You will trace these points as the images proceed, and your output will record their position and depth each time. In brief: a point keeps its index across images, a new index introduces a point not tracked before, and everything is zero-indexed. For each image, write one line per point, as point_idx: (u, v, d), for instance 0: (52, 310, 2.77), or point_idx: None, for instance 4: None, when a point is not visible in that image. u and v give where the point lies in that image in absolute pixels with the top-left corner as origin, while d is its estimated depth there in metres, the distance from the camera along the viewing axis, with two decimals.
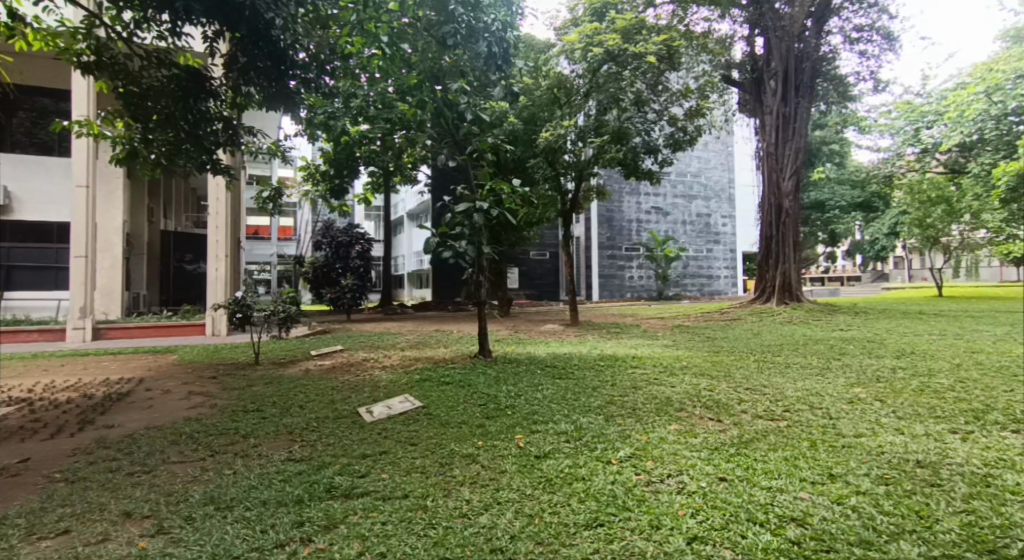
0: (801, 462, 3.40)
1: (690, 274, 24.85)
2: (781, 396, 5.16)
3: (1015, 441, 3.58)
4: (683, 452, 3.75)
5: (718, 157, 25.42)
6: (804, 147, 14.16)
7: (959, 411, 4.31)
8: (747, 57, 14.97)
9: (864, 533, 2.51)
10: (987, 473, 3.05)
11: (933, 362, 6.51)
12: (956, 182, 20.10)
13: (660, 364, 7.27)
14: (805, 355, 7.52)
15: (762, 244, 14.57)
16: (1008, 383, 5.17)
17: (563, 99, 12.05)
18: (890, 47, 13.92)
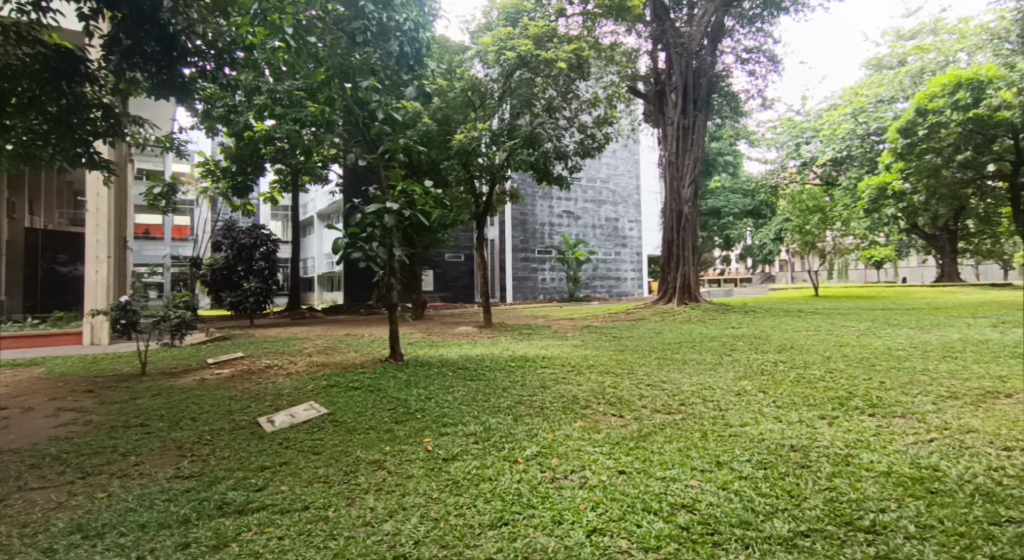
0: (693, 452, 3.63)
1: (599, 276, 25.81)
2: (678, 391, 5.49)
3: (871, 423, 4.03)
4: (586, 448, 3.88)
5: (625, 164, 26.58)
6: (701, 156, 15.14)
7: (827, 398, 4.80)
8: (651, 70, 15.83)
9: (744, 514, 2.72)
10: (847, 453, 3.41)
11: (807, 355, 7.23)
12: (830, 193, 22.41)
13: (569, 363, 7.47)
14: (699, 352, 8.06)
15: (664, 248, 15.37)
16: (865, 372, 5.85)
17: (477, 102, 12.11)
18: (775, 68, 15.28)
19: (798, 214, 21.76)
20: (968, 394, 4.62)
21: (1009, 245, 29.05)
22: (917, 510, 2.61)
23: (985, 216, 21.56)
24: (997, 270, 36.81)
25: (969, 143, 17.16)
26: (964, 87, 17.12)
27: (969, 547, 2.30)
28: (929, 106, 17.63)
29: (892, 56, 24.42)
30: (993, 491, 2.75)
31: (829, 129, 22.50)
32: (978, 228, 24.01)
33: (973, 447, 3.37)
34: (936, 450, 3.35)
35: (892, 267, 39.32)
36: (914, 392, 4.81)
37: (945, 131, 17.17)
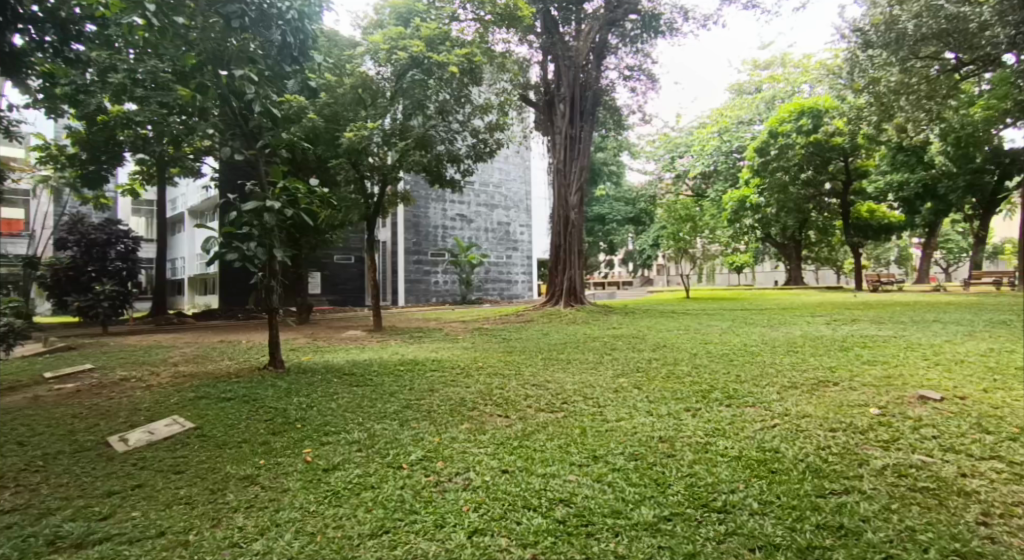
0: (572, 448, 3.80)
1: (491, 279, 26.15)
2: (561, 390, 5.71)
3: (727, 413, 4.47)
4: (471, 449, 3.91)
5: (518, 170, 27.02)
6: (587, 165, 15.85)
7: (692, 392, 5.25)
8: (540, 80, 16.33)
9: (615, 504, 2.89)
10: (706, 441, 3.74)
11: (677, 352, 7.83)
12: (700, 203, 24.46)
13: (458, 366, 7.48)
14: (582, 351, 8.44)
15: (552, 253, 15.88)
16: (725, 367, 6.47)
17: (368, 101, 11.66)
18: (653, 86, 16.40)
19: (671, 223, 22.12)
20: (805, 383, 5.28)
21: (840, 252, 33.64)
22: (760, 489, 2.92)
23: (823, 228, 24.73)
24: (831, 275, 42.51)
25: (811, 162, 20.48)
26: (805, 115, 20.01)
27: (800, 517, 2.60)
28: (779, 130, 20.55)
29: (750, 83, 27.30)
30: (820, 467, 3.15)
31: (698, 145, 25.99)
32: (818, 238, 27.48)
33: (806, 429, 3.85)
34: (777, 434, 3.78)
35: (750, 271, 43.87)
36: (763, 383, 5.40)
37: (790, 152, 20.25)
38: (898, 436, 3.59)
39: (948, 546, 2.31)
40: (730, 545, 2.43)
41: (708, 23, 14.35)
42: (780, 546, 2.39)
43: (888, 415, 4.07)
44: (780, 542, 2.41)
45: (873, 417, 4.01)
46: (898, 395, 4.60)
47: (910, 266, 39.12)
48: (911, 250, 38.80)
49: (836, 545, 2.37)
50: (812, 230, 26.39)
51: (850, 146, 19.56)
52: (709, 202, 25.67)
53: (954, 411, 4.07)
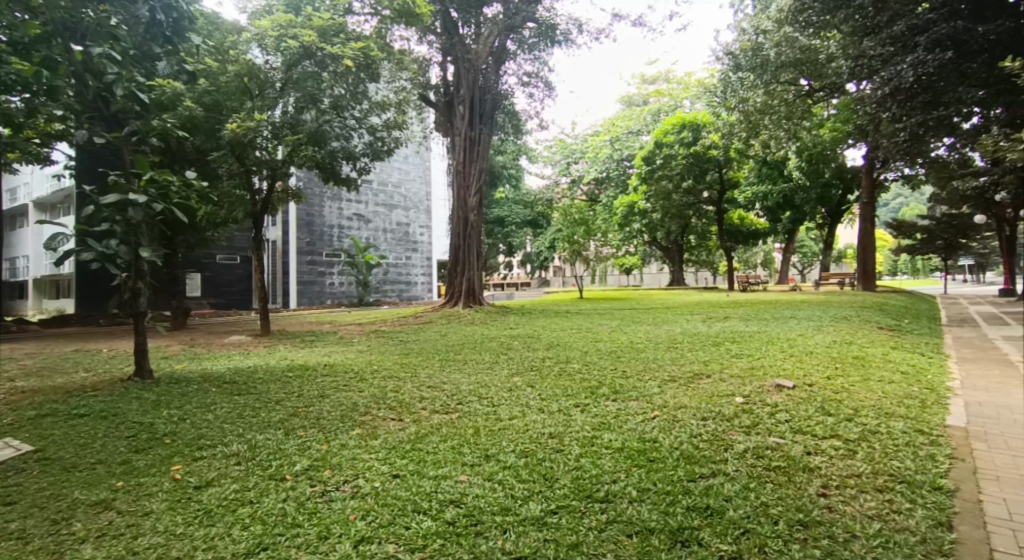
0: (465, 448, 3.81)
1: (390, 281, 25.52)
2: (456, 391, 5.70)
3: (613, 407, 4.70)
4: (361, 455, 3.79)
5: (417, 170, 26.55)
6: (485, 167, 15.95)
7: (582, 388, 5.46)
8: (440, 81, 16.22)
9: (504, 502, 2.93)
10: (593, 435, 3.92)
11: (570, 351, 8.10)
12: (593, 207, 25.55)
13: (351, 370, 7.22)
14: (479, 352, 8.45)
15: (451, 255, 15.82)
16: (613, 363, 6.80)
17: (254, 91, 10.72)
18: (550, 94, 16.84)
19: (566, 225, 22.64)
20: (683, 376, 5.71)
21: (716, 256, 36.64)
22: (639, 478, 3.10)
23: (701, 233, 26.81)
24: (708, 276, 46.28)
25: (691, 172, 21.99)
26: (686, 128, 21.66)
27: (673, 501, 2.79)
28: (664, 141, 22.08)
29: (639, 96, 29.72)
30: (692, 454, 3.41)
31: (592, 151, 27.91)
32: (697, 242, 29.78)
33: (681, 419, 4.15)
34: (656, 425, 4.05)
35: (637, 273, 46.61)
36: (646, 378, 5.75)
37: (674, 162, 21.82)
38: (758, 421, 3.98)
39: (794, 517, 2.58)
40: (610, 533, 2.53)
41: (601, 36, 15.04)
42: (654, 529, 2.54)
43: (750, 403, 4.50)
44: (653, 526, 2.56)
45: (737, 405, 4.42)
46: (759, 384, 5.10)
47: (773, 269, 43.55)
48: (773, 254, 43.26)
49: (702, 524, 2.56)
50: (692, 235, 28.51)
51: (724, 159, 21.54)
52: (601, 207, 26.85)
53: (803, 397, 4.60)
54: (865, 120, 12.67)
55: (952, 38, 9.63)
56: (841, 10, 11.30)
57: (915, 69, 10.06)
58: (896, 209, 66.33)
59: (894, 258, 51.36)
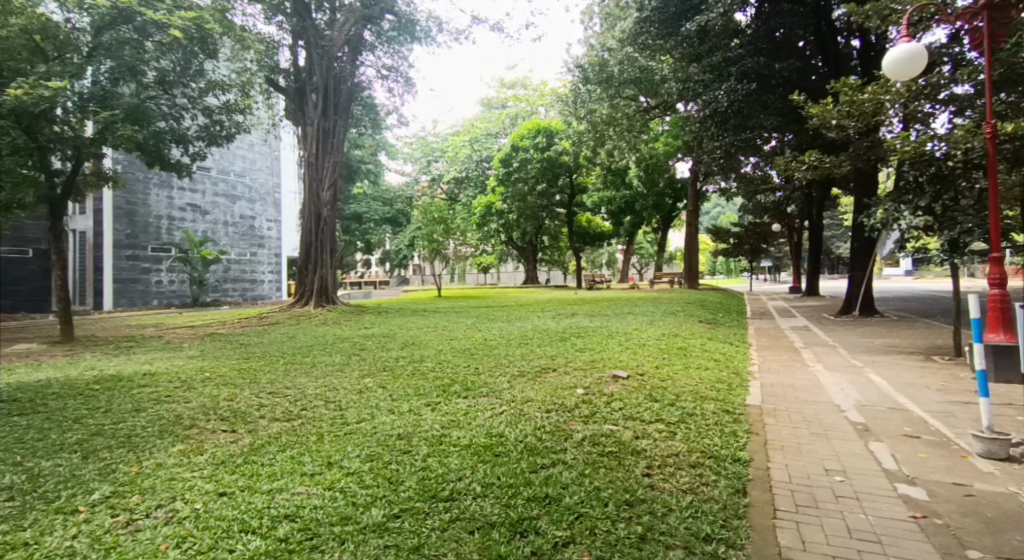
0: (304, 458, 3.56)
1: (231, 279, 23.16)
2: (300, 396, 5.32)
3: (463, 404, 4.73)
4: (181, 475, 3.37)
5: (263, 159, 24.52)
6: (340, 161, 15.20)
7: (435, 387, 5.43)
8: (291, 66, 15.10)
9: (344, 511, 2.77)
10: (442, 434, 3.90)
11: (425, 350, 8.03)
12: (453, 206, 25.58)
13: (177, 379, 6.40)
14: (329, 354, 7.99)
15: (301, 251, 14.85)
16: (467, 361, 6.85)
17: (51, 53, 9.21)
18: (410, 90, 16.37)
19: (425, 223, 22.29)
20: (531, 370, 5.97)
21: (567, 256, 38.80)
22: (484, 473, 3.14)
23: (554, 234, 28.20)
24: (559, 275, 48.99)
25: (544, 175, 23.39)
26: (541, 133, 23.22)
27: (514, 494, 2.87)
28: (520, 145, 23.20)
29: (499, 99, 30.94)
30: (535, 446, 3.55)
31: (453, 152, 28.47)
32: (550, 243, 31.32)
33: (527, 412, 4.31)
34: (503, 420, 4.15)
35: (495, 272, 47.88)
36: (497, 374, 5.89)
37: (529, 165, 23.12)
38: (595, 411, 4.27)
39: (622, 498, 2.78)
40: (452, 532, 2.51)
41: (460, 37, 15.09)
42: (495, 523, 2.57)
43: (590, 393, 4.82)
44: (494, 521, 2.59)
45: (578, 396, 4.69)
46: (598, 375, 5.48)
47: (616, 269, 47.44)
48: (616, 255, 47.08)
49: (540, 514, 2.65)
50: (545, 236, 29.86)
51: (573, 165, 23.20)
52: (460, 206, 27.05)
53: (635, 385, 5.04)
54: (690, 137, 14.23)
55: (756, 72, 11.30)
56: (672, 37, 12.59)
57: (729, 95, 11.55)
58: (716, 217, 75.86)
59: (713, 260, 58.66)
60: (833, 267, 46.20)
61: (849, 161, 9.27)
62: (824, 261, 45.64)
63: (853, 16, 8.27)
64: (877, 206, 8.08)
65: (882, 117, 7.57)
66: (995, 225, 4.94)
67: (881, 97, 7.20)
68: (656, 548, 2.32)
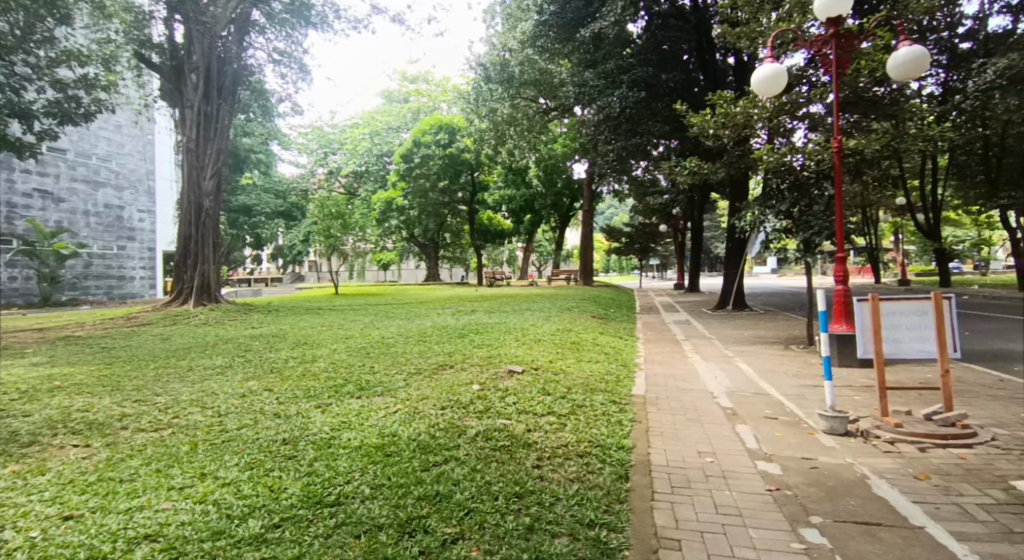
0: (172, 471, 3.26)
1: (93, 275, 20.72)
2: (172, 403, 4.87)
3: (356, 404, 4.58)
4: (16, 499, 2.94)
5: (134, 143, 22.08)
6: (224, 149, 14.12)
7: (326, 388, 5.20)
8: (166, 41, 13.75)
9: (216, 525, 2.56)
10: (331, 436, 3.74)
11: (318, 349, 7.68)
12: (352, 200, 24.62)
13: (18, 390, 5.58)
14: (211, 356, 7.43)
15: (178, 245, 13.63)
16: (362, 360, 6.63)
17: None
18: (304, 77, 15.44)
19: (321, 218, 21.31)
20: (427, 368, 5.90)
21: (470, 253, 38.82)
22: (374, 474, 3.05)
23: (456, 231, 28.07)
24: (461, 272, 49.13)
25: (446, 172, 23.55)
26: (443, 130, 23.26)
27: (405, 493, 2.81)
28: (422, 140, 23.21)
29: (400, 93, 30.46)
30: (428, 443, 3.51)
31: (351, 145, 27.63)
32: (452, 240, 31.20)
33: (421, 410, 4.25)
34: (397, 419, 4.06)
35: (397, 269, 46.99)
36: (393, 372, 5.76)
37: (431, 161, 23.10)
38: (489, 406, 4.31)
39: (511, 490, 2.83)
40: (337, 538, 2.41)
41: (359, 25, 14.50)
42: (383, 525, 2.50)
43: (485, 389, 4.86)
44: (382, 523, 2.52)
45: (474, 392, 4.71)
46: (494, 370, 5.55)
47: (517, 266, 48.41)
48: (517, 253, 48.03)
49: (430, 512, 2.61)
50: (447, 233, 29.70)
51: (475, 162, 23.65)
52: (359, 200, 26.21)
53: (529, 380, 5.15)
54: (586, 140, 14.72)
55: (645, 81, 12.06)
56: (569, 42, 13.01)
57: (622, 101, 12.10)
58: (610, 217, 79.79)
59: (607, 258, 61.60)
60: (713, 266, 50.41)
61: (723, 168, 10.09)
62: (705, 259, 49.69)
63: (727, 35, 9.00)
64: (747, 210, 8.84)
65: (751, 129, 8.30)
66: (840, 228, 5.57)
67: (749, 111, 7.99)
68: (543, 538, 2.37)
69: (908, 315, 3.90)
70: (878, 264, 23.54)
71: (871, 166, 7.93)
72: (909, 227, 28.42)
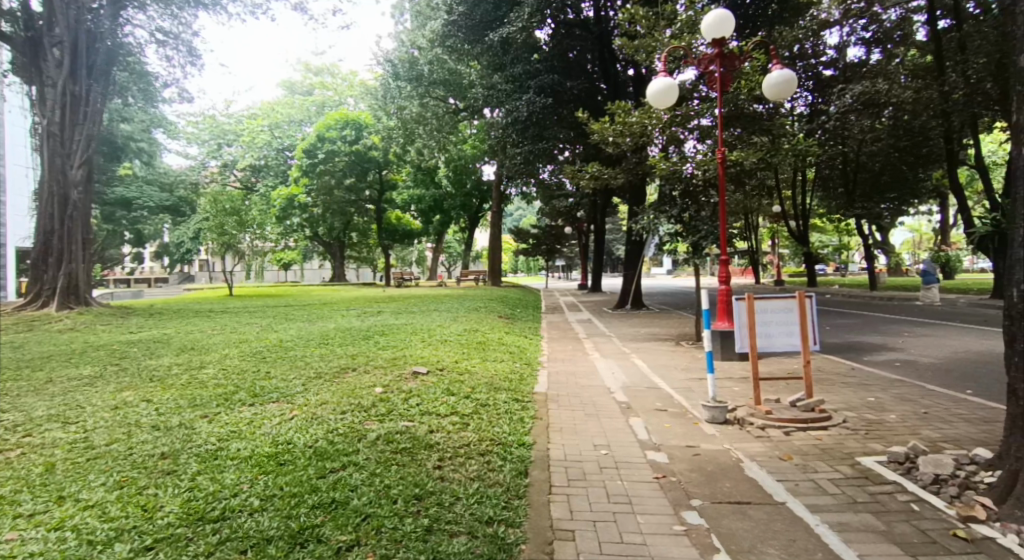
0: (22, 496, 2.89)
1: None
2: (25, 420, 4.32)
3: (248, 412, 4.32)
4: None
5: None
6: (95, 135, 12.75)
7: (214, 396, 4.85)
8: (21, 10, 12.23)
9: (76, 552, 2.30)
10: (217, 447, 3.50)
11: (206, 355, 7.16)
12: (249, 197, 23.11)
13: None
14: (77, 365, 6.66)
15: (38, 242, 12.14)
16: (256, 365, 6.24)
17: None
18: (192, 61, 14.29)
19: (213, 214, 19.86)
20: (328, 372, 5.68)
21: (377, 254, 37.90)
22: (264, 485, 2.90)
23: (363, 231, 27.24)
24: (369, 273, 47.86)
25: (352, 170, 22.91)
26: (349, 125, 22.60)
27: (297, 503, 2.69)
28: (326, 135, 22.43)
29: (302, 85, 29.28)
30: (325, 450, 3.39)
31: (248, 137, 26.03)
32: (358, 241, 30.26)
33: (319, 416, 4.10)
34: (292, 425, 3.89)
35: (299, 269, 44.92)
36: (291, 377, 5.49)
37: (336, 157, 22.36)
38: (392, 408, 4.24)
39: (411, 492, 2.80)
40: (219, 555, 2.25)
41: None
42: (272, 538, 2.37)
43: (388, 391, 4.76)
44: (272, 535, 2.39)
45: (376, 395, 4.61)
46: (398, 372, 5.46)
47: (425, 266, 47.95)
48: (426, 254, 47.60)
49: (324, 520, 2.52)
50: (352, 233, 28.77)
51: (383, 161, 23.17)
52: (256, 196, 24.76)
53: (434, 381, 5.11)
54: (495, 142, 14.82)
55: (551, 87, 12.53)
56: (478, 44, 13.06)
57: (529, 105, 12.38)
58: (519, 219, 81.32)
59: (515, 258, 62.60)
60: (615, 267, 52.83)
61: (623, 174, 10.52)
62: (608, 261, 51.99)
63: (626, 48, 9.44)
64: (643, 214, 9.31)
65: (647, 138, 8.80)
66: (723, 233, 6.03)
67: (645, 121, 8.54)
68: (440, 538, 2.37)
69: (778, 311, 4.31)
70: (758, 266, 25.79)
71: (750, 177, 8.67)
72: (784, 234, 31.40)
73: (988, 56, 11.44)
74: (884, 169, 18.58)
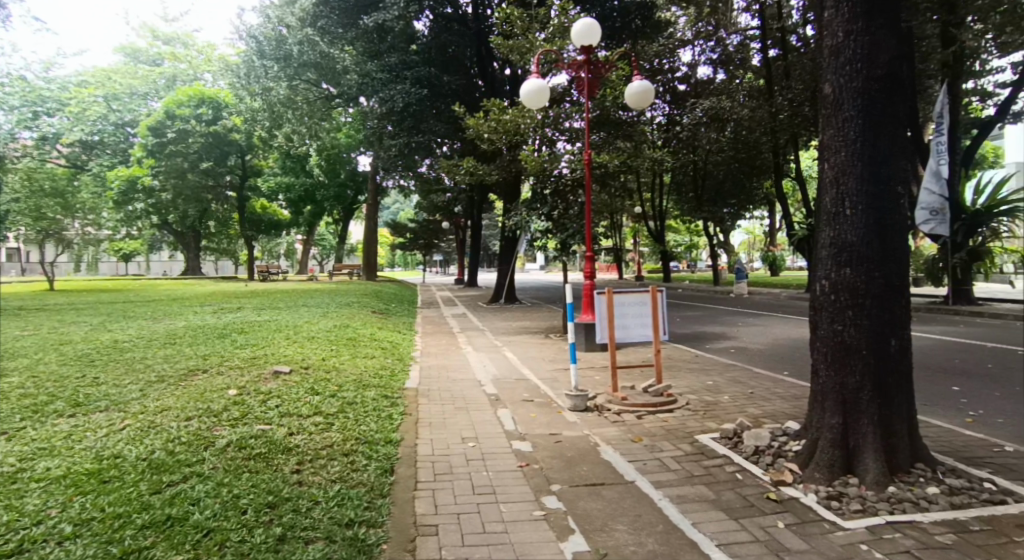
0: None
1: None
2: None
3: (64, 425, 3.75)
4: None
5: None
6: None
7: (20, 409, 4.14)
8: None
9: None
10: (18, 469, 2.99)
11: (14, 360, 6.10)
12: (75, 177, 20.12)
13: None
14: None
15: None
16: (80, 370, 5.44)
17: None
18: None
19: (28, 194, 16.98)
20: (173, 375, 5.11)
21: (239, 246, 35.10)
22: (79, 508, 2.53)
23: (222, 220, 25.02)
24: (228, 266, 44.09)
25: (210, 153, 20.73)
26: (205, 104, 20.76)
27: (122, 526, 2.37)
28: (177, 112, 20.36)
29: (148, 52, 26.31)
30: (161, 462, 3.05)
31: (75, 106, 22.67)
32: (216, 230, 27.78)
33: (158, 424, 3.68)
34: (122, 437, 3.45)
35: (143, 261, 40.16)
36: (126, 382, 4.87)
37: (188, 138, 20.23)
38: (247, 412, 3.92)
39: (263, 501, 2.61)
40: None
41: None
42: None
43: (244, 393, 4.40)
44: None
45: (229, 398, 4.24)
46: (257, 372, 5.07)
47: (294, 260, 45.30)
48: (294, 247, 44.90)
49: (156, 541, 2.25)
50: (209, 221, 26.33)
51: (245, 144, 21.44)
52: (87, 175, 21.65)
53: (297, 380, 4.81)
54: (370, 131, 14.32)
55: (428, 80, 12.40)
56: (351, 29, 12.55)
57: (404, 96, 12.15)
58: (396, 213, 79.71)
59: (392, 253, 61.28)
60: (492, 262, 53.87)
61: (497, 171, 10.71)
62: (485, 257, 52.91)
63: (501, 47, 9.56)
64: (516, 211, 9.53)
65: (521, 137, 9.02)
66: (589, 231, 6.33)
67: (518, 120, 8.74)
68: (294, 547, 2.23)
69: (633, 305, 4.64)
70: (622, 264, 27.73)
71: (613, 179, 9.24)
72: (644, 233, 34.11)
73: (805, 83, 13.29)
74: (726, 177, 20.84)
